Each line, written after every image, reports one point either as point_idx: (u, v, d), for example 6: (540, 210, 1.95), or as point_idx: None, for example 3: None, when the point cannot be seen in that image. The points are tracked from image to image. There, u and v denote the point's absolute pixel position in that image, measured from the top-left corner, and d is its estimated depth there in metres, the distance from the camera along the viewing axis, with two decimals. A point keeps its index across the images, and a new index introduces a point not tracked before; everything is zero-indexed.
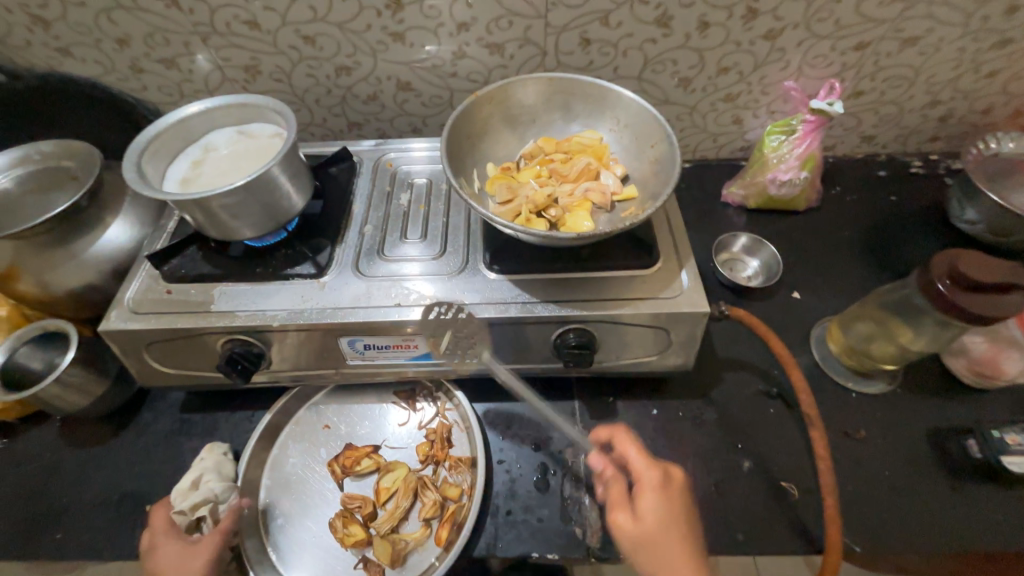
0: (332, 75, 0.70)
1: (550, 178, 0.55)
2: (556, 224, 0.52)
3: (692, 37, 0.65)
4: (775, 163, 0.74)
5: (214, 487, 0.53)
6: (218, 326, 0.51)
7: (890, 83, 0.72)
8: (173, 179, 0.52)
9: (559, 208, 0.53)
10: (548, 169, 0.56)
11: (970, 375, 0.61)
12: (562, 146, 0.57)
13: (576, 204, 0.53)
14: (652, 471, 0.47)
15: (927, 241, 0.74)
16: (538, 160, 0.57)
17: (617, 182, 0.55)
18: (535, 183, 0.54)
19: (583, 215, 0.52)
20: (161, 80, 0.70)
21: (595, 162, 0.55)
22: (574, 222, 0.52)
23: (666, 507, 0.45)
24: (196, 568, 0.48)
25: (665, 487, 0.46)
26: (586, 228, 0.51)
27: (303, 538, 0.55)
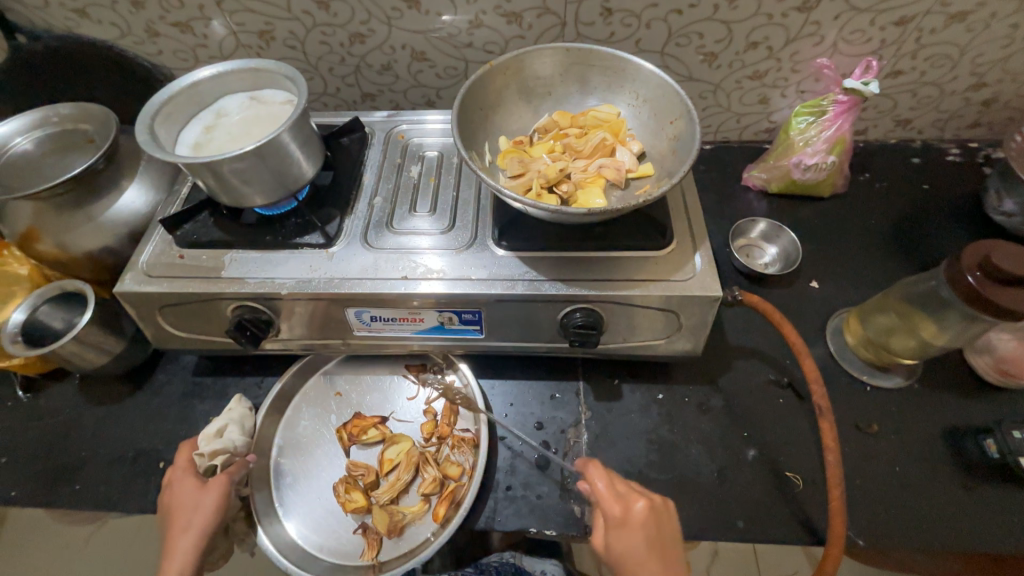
0: (346, 42, 0.68)
1: (564, 153, 0.54)
2: (568, 200, 0.51)
3: (721, 8, 0.62)
4: (801, 145, 0.71)
5: (233, 440, 0.55)
6: (229, 293, 0.51)
7: (932, 62, 0.68)
8: (185, 143, 0.51)
9: (571, 184, 0.52)
10: (563, 145, 0.54)
11: (994, 373, 0.59)
12: (578, 122, 0.56)
13: (590, 180, 0.52)
14: (613, 505, 0.46)
15: (959, 233, 0.70)
16: (552, 134, 0.55)
17: (633, 159, 0.53)
18: (548, 158, 0.53)
19: (595, 191, 0.51)
20: (176, 45, 0.70)
21: (611, 138, 0.53)
22: (587, 197, 0.50)
23: (634, 536, 0.44)
24: (206, 503, 0.50)
25: (633, 518, 0.45)
26: (599, 204, 0.50)
27: (308, 499, 0.57)
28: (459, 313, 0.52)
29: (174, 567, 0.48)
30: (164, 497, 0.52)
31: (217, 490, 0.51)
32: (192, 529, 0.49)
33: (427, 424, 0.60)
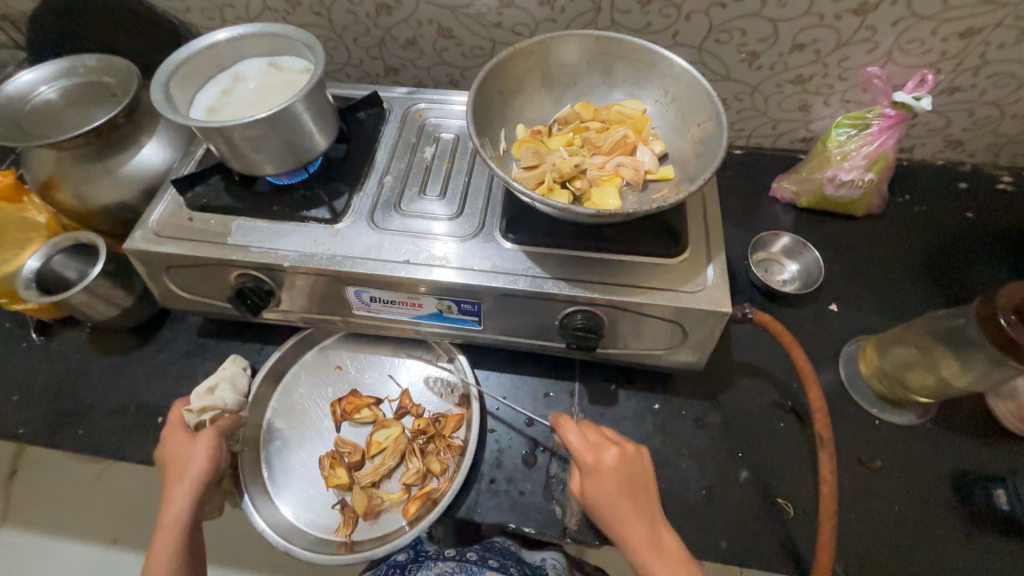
0: (372, 13, 0.67)
1: (582, 148, 0.52)
2: (579, 199, 0.49)
3: (768, 5, 0.58)
4: (838, 159, 0.67)
5: (227, 399, 0.56)
6: (232, 260, 0.51)
7: (996, 81, 0.62)
8: (200, 105, 0.51)
9: (587, 181, 0.50)
10: (582, 139, 0.52)
11: (1016, 420, 0.55)
12: (601, 116, 0.53)
13: (606, 179, 0.50)
14: (585, 455, 0.46)
15: (998, 268, 0.66)
16: (572, 127, 0.53)
17: (653, 160, 0.50)
18: (565, 152, 0.51)
19: (610, 191, 0.49)
20: (204, 3, 0.69)
21: (632, 137, 0.51)
22: (600, 197, 0.49)
23: (610, 476, 0.44)
24: (196, 454, 0.50)
25: (607, 461, 0.45)
26: (612, 205, 0.48)
27: (294, 468, 0.58)
28: (458, 302, 0.52)
29: (168, 517, 0.48)
30: (159, 453, 0.53)
31: (207, 441, 0.51)
32: (183, 479, 0.49)
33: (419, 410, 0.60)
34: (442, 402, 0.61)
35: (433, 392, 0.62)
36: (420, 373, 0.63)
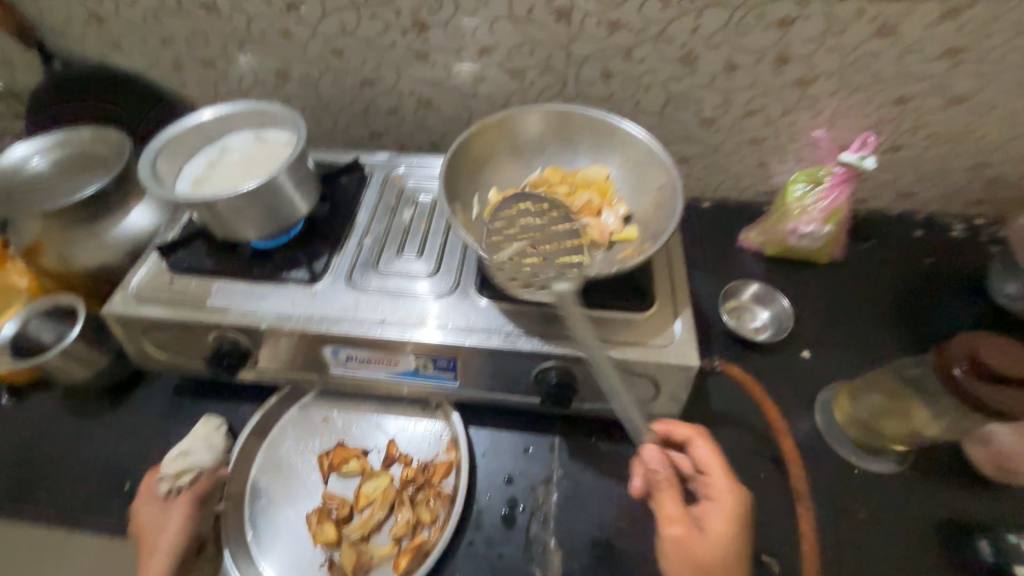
0: (356, 86, 0.72)
1: (551, 213, 0.53)
2: (555, 263, 0.49)
3: (717, 78, 0.64)
4: (797, 213, 0.70)
5: (198, 459, 0.54)
6: (210, 322, 0.52)
7: (932, 140, 0.68)
8: (187, 176, 0.54)
9: (557, 246, 0.50)
10: (550, 204, 0.54)
11: (991, 467, 0.55)
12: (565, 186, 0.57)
13: (577, 244, 0.51)
14: (727, 490, 0.47)
15: (960, 313, 0.68)
16: (540, 194, 0.55)
17: (617, 226, 0.53)
18: (536, 218, 0.52)
19: (580, 256, 0.50)
20: (200, 79, 0.74)
21: (596, 206, 0.54)
22: (574, 262, 0.49)
23: (735, 525, 0.46)
24: (174, 524, 0.51)
25: (738, 506, 0.46)
26: (587, 269, 0.48)
27: (279, 526, 0.55)
28: (434, 360, 0.52)
29: None
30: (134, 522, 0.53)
31: (184, 505, 0.52)
32: (159, 550, 0.50)
33: (408, 459, 0.58)
34: (430, 448, 0.59)
35: (424, 440, 0.60)
36: (407, 424, 0.61)
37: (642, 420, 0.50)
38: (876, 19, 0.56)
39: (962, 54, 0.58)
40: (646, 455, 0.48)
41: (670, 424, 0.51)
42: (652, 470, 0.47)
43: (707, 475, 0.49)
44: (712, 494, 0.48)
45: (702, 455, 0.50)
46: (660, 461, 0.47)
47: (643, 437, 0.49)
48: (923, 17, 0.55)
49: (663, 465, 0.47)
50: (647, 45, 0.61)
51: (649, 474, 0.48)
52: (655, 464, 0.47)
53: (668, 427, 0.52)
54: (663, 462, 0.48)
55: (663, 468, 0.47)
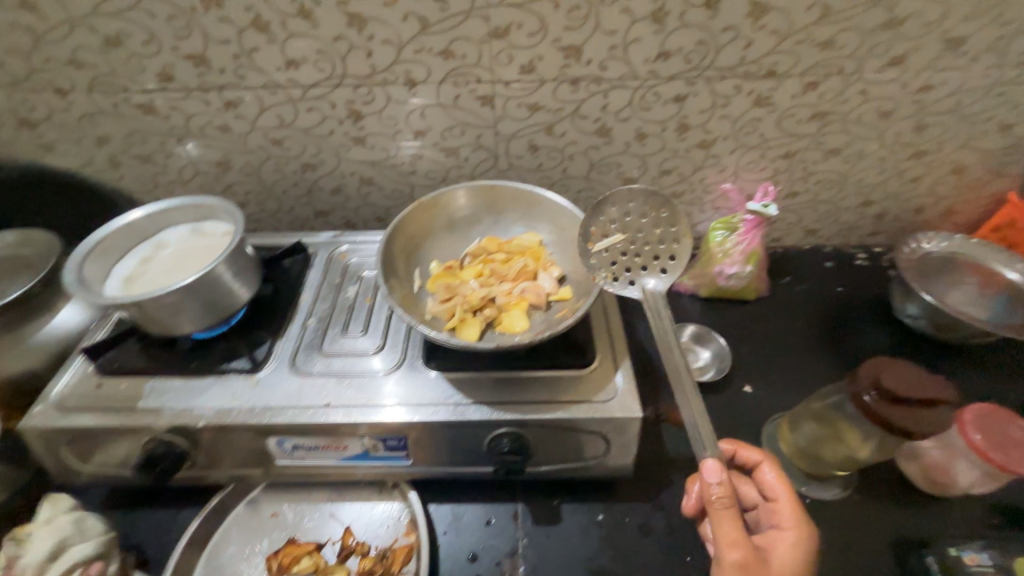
0: (298, 171, 0.74)
1: (625, 231, 0.57)
2: (615, 282, 0.55)
3: (632, 145, 0.71)
4: (720, 256, 0.77)
5: (80, 551, 0.47)
6: (141, 426, 0.49)
7: (822, 185, 0.77)
8: (118, 275, 0.53)
9: (636, 261, 0.57)
10: (634, 224, 0.57)
11: (927, 481, 0.58)
12: (633, 202, 0.57)
13: (647, 258, 0.57)
14: (790, 519, 0.49)
15: (874, 334, 0.75)
16: (614, 212, 0.57)
17: (680, 235, 0.56)
18: (604, 239, 0.57)
19: (653, 270, 0.57)
20: (137, 174, 0.74)
21: (663, 218, 0.57)
22: (643, 277, 0.56)
23: (802, 556, 0.47)
24: None
25: (804, 537, 0.48)
26: (649, 285, 0.55)
27: None
28: (384, 440, 0.51)
29: None
30: None
31: None
32: None
33: (364, 548, 0.55)
34: (388, 533, 0.56)
35: (381, 525, 0.57)
36: (362, 509, 0.58)
37: (710, 432, 0.47)
38: (753, 92, 0.64)
39: (828, 116, 0.67)
40: (703, 470, 0.45)
41: (740, 445, 0.56)
42: (710, 487, 0.45)
43: (776, 502, 0.51)
44: (780, 524, 0.50)
45: (769, 480, 0.53)
46: (718, 475, 0.44)
47: (702, 449, 0.46)
48: (789, 89, 0.64)
49: (721, 480, 0.44)
50: (566, 122, 0.68)
51: (706, 491, 0.45)
52: (712, 478, 0.44)
53: (737, 448, 0.56)
54: (725, 480, 0.44)
55: (720, 484, 0.44)
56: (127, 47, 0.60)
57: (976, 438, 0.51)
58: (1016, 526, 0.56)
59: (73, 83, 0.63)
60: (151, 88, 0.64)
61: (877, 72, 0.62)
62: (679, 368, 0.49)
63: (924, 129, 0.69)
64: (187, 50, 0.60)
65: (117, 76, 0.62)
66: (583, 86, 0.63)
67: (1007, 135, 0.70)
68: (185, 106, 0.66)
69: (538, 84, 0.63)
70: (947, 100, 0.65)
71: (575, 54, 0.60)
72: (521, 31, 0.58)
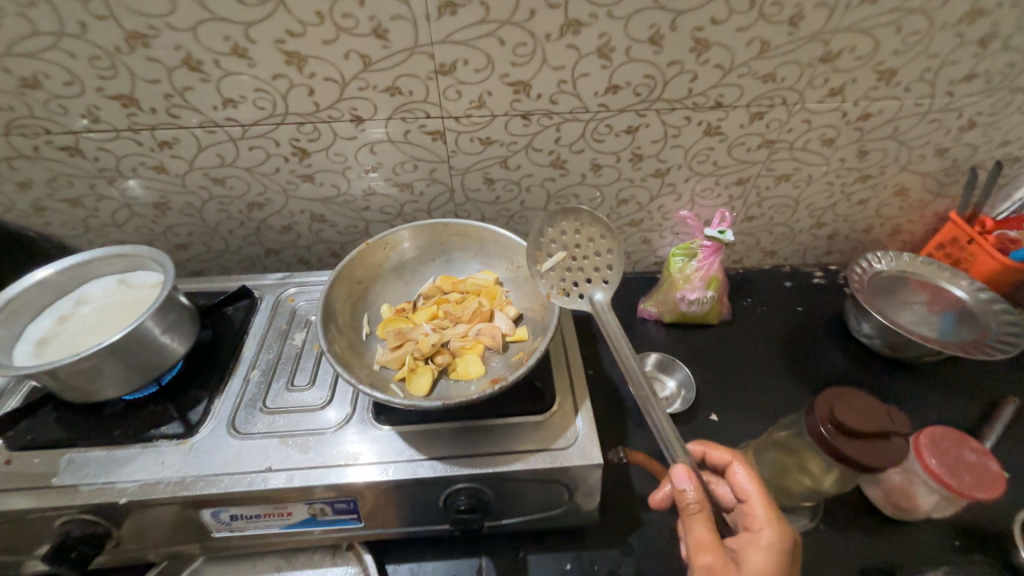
0: (244, 210, 0.71)
1: (564, 247, 0.58)
2: (564, 297, 0.55)
3: (588, 176, 0.70)
4: (681, 282, 0.76)
5: None
6: (55, 506, 0.44)
7: (776, 210, 0.79)
8: (30, 337, 0.49)
9: (580, 274, 0.57)
10: (572, 241, 0.58)
11: (889, 506, 0.57)
12: (564, 220, 0.57)
13: (590, 270, 0.57)
14: (763, 521, 0.46)
15: (833, 354, 0.76)
16: (552, 232, 0.58)
17: (611, 244, 0.56)
18: (550, 258, 0.57)
19: (597, 281, 0.57)
20: (66, 217, 0.69)
21: (594, 231, 0.57)
22: (589, 290, 0.56)
23: (774, 558, 0.44)
24: None
25: (778, 538, 0.45)
26: (597, 297, 0.55)
27: None
28: (332, 503, 0.48)
29: None
30: None
31: None
32: None
33: None
34: None
35: None
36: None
37: (676, 434, 0.45)
38: (701, 123, 0.65)
39: (776, 145, 0.68)
40: (674, 475, 0.44)
41: (707, 446, 0.53)
42: (681, 492, 0.44)
43: (747, 503, 0.48)
44: (752, 525, 0.46)
45: (740, 481, 0.50)
46: (689, 481, 0.43)
47: (672, 454, 0.45)
48: (737, 119, 0.65)
49: (692, 486, 0.43)
50: (520, 155, 0.67)
51: (678, 496, 0.44)
52: (683, 484, 0.43)
53: (704, 449, 0.53)
54: (697, 484, 0.43)
55: (692, 489, 0.43)
56: (44, 89, 0.55)
57: (932, 462, 0.51)
58: (977, 549, 0.56)
59: None
60: (75, 130, 0.59)
61: (819, 102, 0.63)
62: (636, 375, 0.48)
63: (866, 154, 0.71)
64: (113, 90, 0.56)
65: (35, 118, 0.58)
66: (535, 119, 0.63)
67: (944, 158, 0.73)
68: (114, 147, 0.62)
69: (489, 119, 0.62)
70: (886, 127, 0.67)
71: (524, 90, 0.59)
72: (467, 68, 0.57)
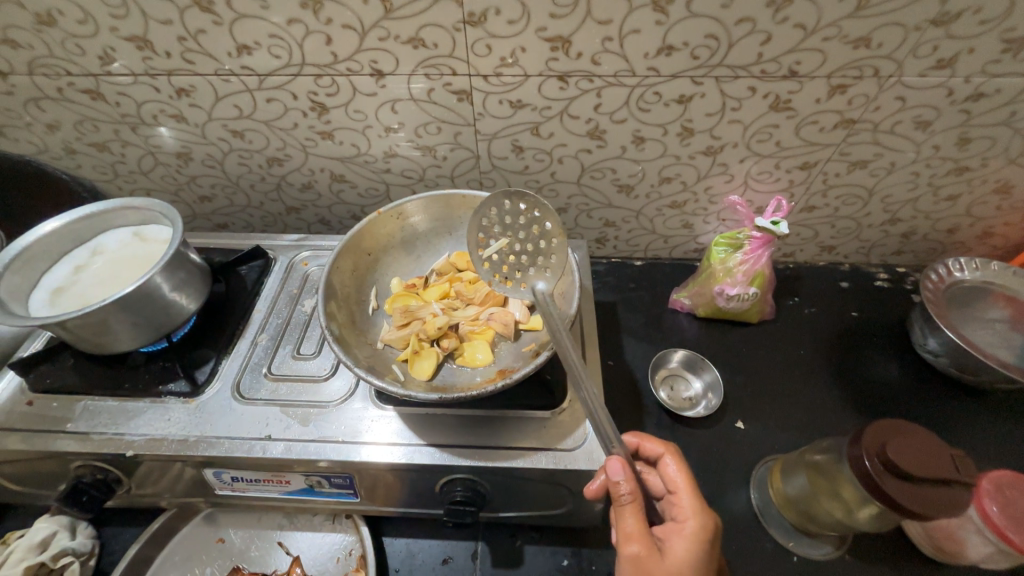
0: (264, 165, 0.68)
1: (507, 233, 0.53)
2: (504, 285, 0.52)
3: (628, 149, 0.63)
4: (721, 275, 0.69)
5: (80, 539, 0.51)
6: (67, 452, 0.46)
7: (844, 200, 0.69)
8: (47, 286, 0.50)
9: (523, 262, 0.52)
10: (515, 225, 0.52)
11: (930, 545, 0.52)
12: (506, 203, 0.52)
13: (532, 257, 0.52)
14: (687, 513, 0.43)
15: (887, 368, 0.68)
16: (495, 215, 0.52)
17: (555, 232, 0.51)
18: (491, 244, 0.53)
19: (539, 269, 0.52)
20: (95, 161, 0.69)
21: (537, 216, 0.51)
22: (530, 279, 0.52)
23: (696, 550, 0.41)
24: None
25: (702, 530, 0.42)
26: (539, 287, 0.51)
27: None
28: (329, 477, 0.47)
29: None
30: None
31: None
32: None
33: None
34: (337, 569, 0.52)
35: (330, 558, 0.53)
36: (311, 539, 0.54)
37: (614, 423, 0.41)
38: (768, 95, 0.55)
39: (857, 125, 0.58)
40: (610, 466, 0.41)
41: (642, 437, 0.50)
42: (615, 483, 0.40)
43: (674, 494, 0.45)
44: (678, 516, 0.44)
45: (670, 473, 0.47)
46: (623, 472, 0.40)
47: (608, 445, 0.41)
48: (813, 92, 0.55)
49: (626, 476, 0.40)
50: (554, 122, 0.60)
51: (611, 486, 0.41)
52: (618, 475, 0.40)
53: (639, 441, 0.50)
54: (630, 474, 0.41)
55: (626, 481, 0.40)
56: (61, 27, 0.53)
57: (992, 509, 0.45)
58: None
59: (12, 64, 0.57)
60: (95, 72, 0.58)
61: (919, 76, 0.52)
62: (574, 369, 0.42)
63: (968, 143, 0.59)
64: (127, 31, 0.53)
65: (55, 58, 0.56)
66: (573, 82, 0.55)
67: None
68: (134, 93, 0.60)
69: (521, 79, 0.55)
70: (1000, 111, 0.56)
71: (563, 46, 0.52)
72: (499, 18, 0.50)
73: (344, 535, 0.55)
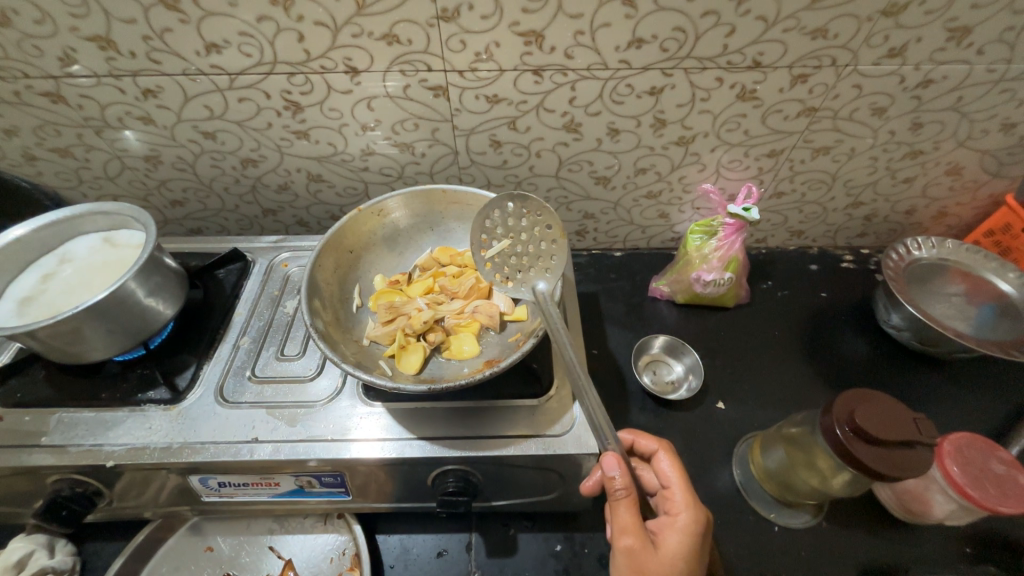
0: (238, 166, 0.67)
1: (510, 234, 0.53)
2: (505, 285, 0.52)
3: (604, 142, 0.64)
4: (697, 262, 0.71)
5: (59, 559, 0.49)
6: (42, 467, 0.44)
7: (810, 186, 0.72)
8: (15, 295, 0.49)
9: (524, 263, 0.53)
10: (518, 227, 0.53)
11: (900, 509, 0.55)
12: (509, 205, 0.52)
13: (533, 259, 0.53)
14: (680, 509, 0.45)
15: (855, 344, 0.72)
16: (497, 217, 0.53)
17: (556, 233, 0.52)
18: (493, 245, 0.53)
19: (540, 270, 0.52)
20: (57, 168, 0.67)
21: (540, 220, 0.52)
22: (531, 279, 0.52)
23: (689, 543, 0.43)
24: None
25: (694, 523, 0.44)
26: (540, 287, 0.50)
27: None
28: (319, 477, 0.47)
29: None
30: None
31: None
32: None
33: None
34: (331, 569, 0.52)
35: (324, 558, 0.53)
36: (304, 541, 0.54)
37: (609, 423, 0.43)
38: (735, 85, 0.57)
39: (819, 113, 0.61)
40: (605, 462, 0.43)
41: (636, 434, 0.51)
42: (610, 479, 0.42)
43: (668, 488, 0.47)
44: (671, 509, 0.46)
45: (663, 469, 0.49)
46: (619, 468, 0.42)
47: (604, 442, 0.43)
48: (777, 82, 0.57)
49: (621, 472, 0.42)
50: (530, 115, 0.61)
51: (606, 481, 0.43)
52: (612, 471, 0.42)
53: (633, 437, 0.51)
54: (625, 471, 0.42)
55: (620, 476, 0.42)
56: (16, 27, 0.51)
57: (954, 470, 0.48)
58: (986, 557, 0.54)
59: None
60: (55, 74, 0.55)
61: (873, 64, 0.55)
62: (570, 364, 0.42)
63: (920, 127, 0.63)
64: (88, 30, 0.51)
65: (11, 60, 0.54)
66: (548, 76, 0.56)
67: (1010, 135, 0.64)
68: (97, 95, 0.58)
69: (497, 74, 0.56)
70: (948, 97, 0.59)
71: (536, 41, 0.53)
72: (472, 13, 0.50)
73: (336, 535, 0.54)
